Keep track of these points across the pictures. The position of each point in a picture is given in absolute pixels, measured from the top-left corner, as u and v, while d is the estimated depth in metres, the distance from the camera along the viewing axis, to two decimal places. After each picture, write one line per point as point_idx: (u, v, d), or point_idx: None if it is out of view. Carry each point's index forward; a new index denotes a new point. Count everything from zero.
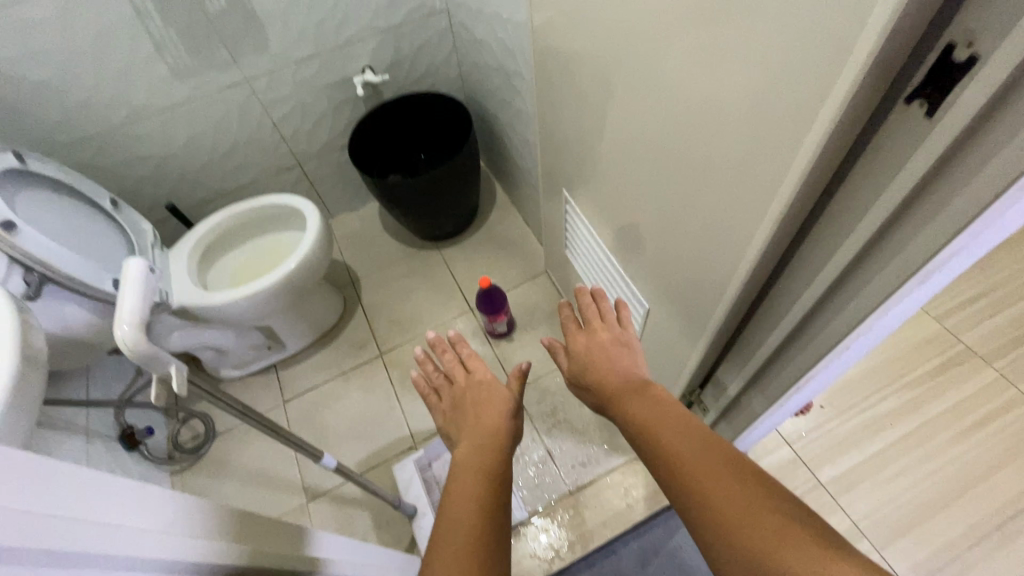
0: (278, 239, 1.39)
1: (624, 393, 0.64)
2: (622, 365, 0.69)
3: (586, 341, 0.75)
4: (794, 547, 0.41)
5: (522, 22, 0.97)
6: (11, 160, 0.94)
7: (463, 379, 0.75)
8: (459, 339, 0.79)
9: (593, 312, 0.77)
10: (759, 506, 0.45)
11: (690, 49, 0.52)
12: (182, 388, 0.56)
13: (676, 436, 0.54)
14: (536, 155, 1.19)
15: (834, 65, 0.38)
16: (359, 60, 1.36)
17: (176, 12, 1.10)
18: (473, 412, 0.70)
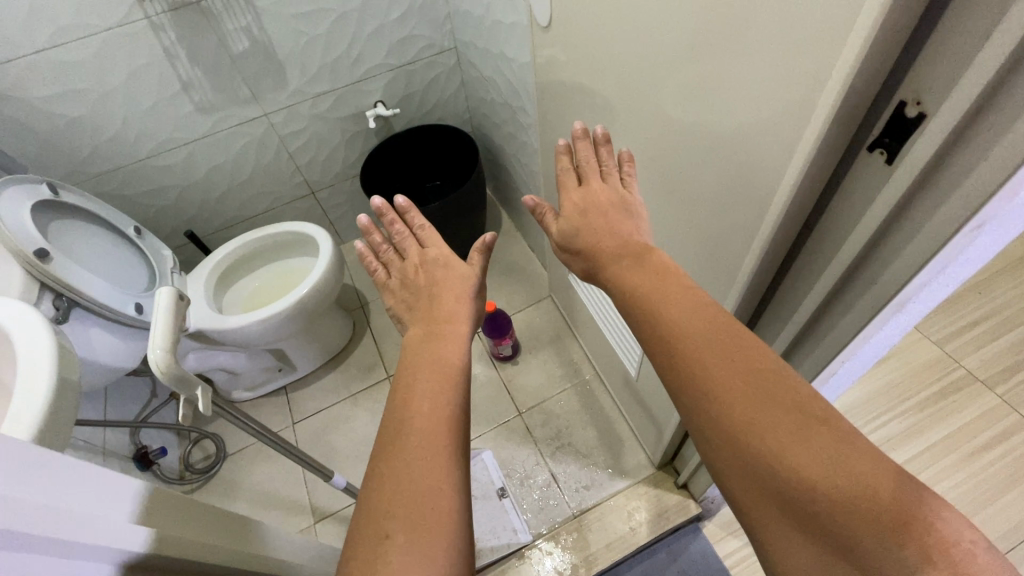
0: (291, 262, 1.44)
1: (621, 260, 0.58)
2: (622, 230, 0.61)
3: (582, 199, 0.64)
4: (811, 449, 0.39)
5: (526, 63, 1.03)
6: (44, 192, 1.01)
7: (417, 257, 0.71)
8: (410, 207, 0.74)
9: (592, 166, 0.66)
10: (780, 410, 0.42)
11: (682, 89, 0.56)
12: (205, 408, 0.60)
13: (682, 316, 0.50)
14: (540, 185, 1.24)
15: (805, 115, 0.42)
16: (372, 95, 1.43)
17: (203, 53, 1.18)
18: (429, 296, 0.67)
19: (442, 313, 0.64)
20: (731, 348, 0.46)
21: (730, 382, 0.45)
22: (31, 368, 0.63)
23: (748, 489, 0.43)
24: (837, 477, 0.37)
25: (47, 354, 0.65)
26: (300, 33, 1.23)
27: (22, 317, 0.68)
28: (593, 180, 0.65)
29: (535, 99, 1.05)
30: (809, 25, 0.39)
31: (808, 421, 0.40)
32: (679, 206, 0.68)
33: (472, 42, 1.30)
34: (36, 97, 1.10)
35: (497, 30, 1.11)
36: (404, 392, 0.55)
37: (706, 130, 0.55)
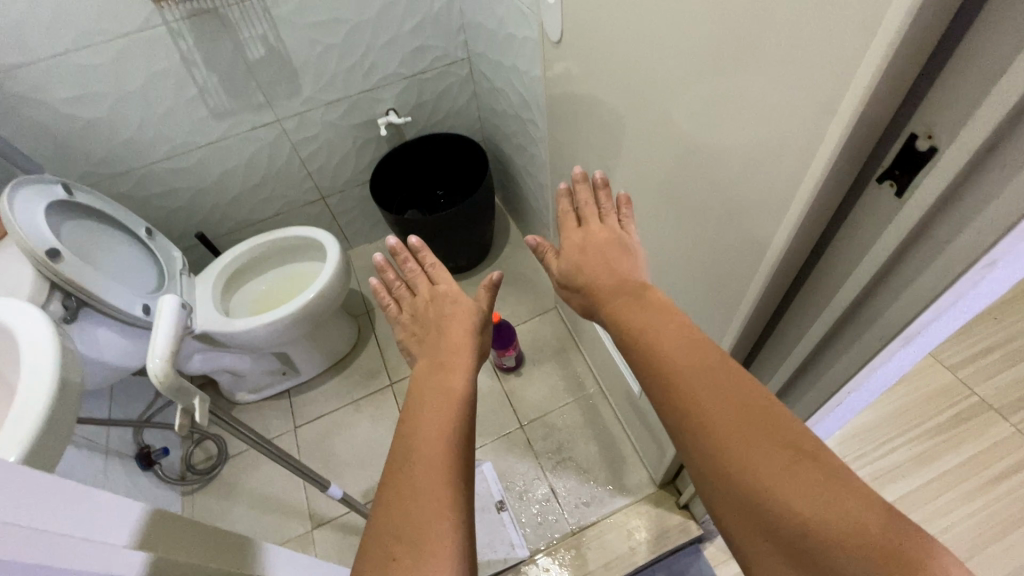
0: (299, 267, 1.45)
1: (618, 298, 0.60)
2: (621, 268, 0.64)
3: (581, 239, 0.69)
4: (799, 484, 0.40)
5: (537, 77, 1.03)
6: (59, 192, 1.03)
7: (427, 292, 0.75)
8: (422, 247, 0.79)
9: (591, 208, 0.70)
10: (770, 446, 0.42)
11: (691, 108, 0.56)
12: (202, 419, 0.59)
13: (675, 349, 0.51)
14: (550, 198, 1.24)
15: (815, 140, 0.42)
16: (385, 103, 1.44)
17: (219, 59, 1.19)
18: (436, 327, 0.70)
19: (447, 339, 0.67)
20: (721, 381, 0.47)
21: (723, 423, 0.45)
22: (32, 372, 0.63)
23: (746, 533, 0.43)
24: (825, 513, 0.38)
25: (51, 358, 0.65)
26: (315, 41, 1.25)
27: (27, 318, 0.69)
28: (592, 221, 0.69)
29: (546, 112, 1.05)
30: (821, 50, 0.39)
31: (799, 460, 0.41)
32: (686, 226, 0.67)
33: (485, 54, 1.30)
34: (55, 99, 1.12)
35: (510, 44, 1.11)
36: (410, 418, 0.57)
37: (718, 149, 0.55)
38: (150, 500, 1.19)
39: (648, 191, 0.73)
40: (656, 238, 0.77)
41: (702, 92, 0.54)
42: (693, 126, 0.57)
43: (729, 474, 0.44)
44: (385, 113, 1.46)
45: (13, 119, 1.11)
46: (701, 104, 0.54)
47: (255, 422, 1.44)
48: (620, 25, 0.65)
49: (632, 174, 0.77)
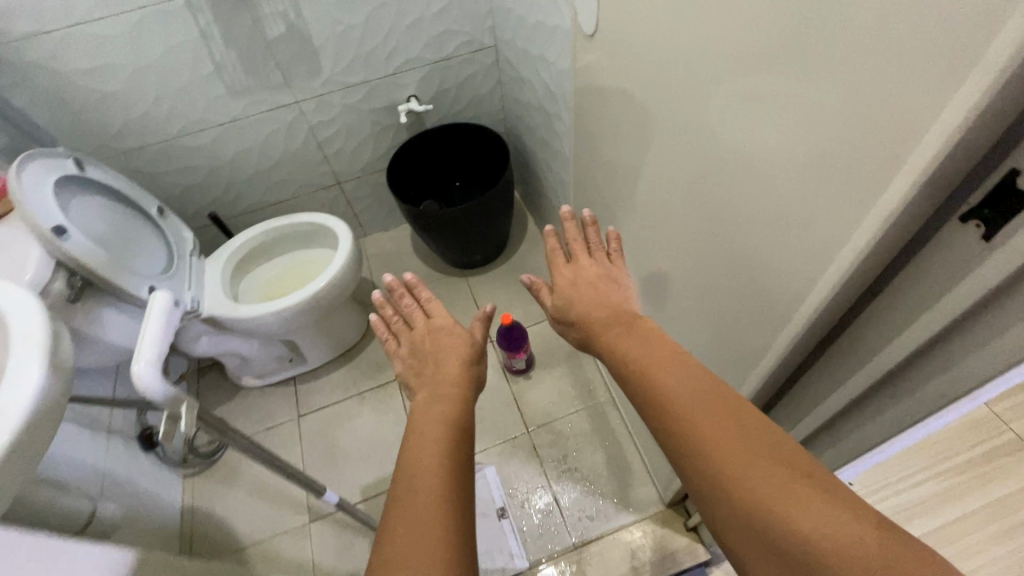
0: (310, 255, 1.42)
1: (611, 329, 0.62)
2: (611, 300, 0.66)
3: (571, 275, 0.71)
4: (799, 503, 0.39)
5: (566, 70, 0.97)
6: (69, 167, 1.01)
7: (425, 326, 0.79)
8: (417, 283, 0.84)
9: (579, 245, 0.73)
10: (766, 467, 0.41)
11: (738, 116, 0.51)
12: (188, 428, 0.56)
13: (668, 375, 0.51)
14: (572, 197, 1.18)
15: (895, 161, 0.36)
16: (405, 89, 1.39)
17: (237, 36, 1.15)
18: (435, 359, 0.73)
19: (446, 370, 0.71)
20: (710, 404, 0.47)
21: (721, 448, 0.44)
22: (19, 367, 0.60)
23: (754, 558, 0.40)
24: (828, 530, 0.36)
25: (41, 353, 0.62)
26: (337, 21, 1.20)
27: (24, 309, 0.66)
28: (581, 258, 0.72)
29: (573, 107, 0.99)
30: (917, 54, 0.32)
31: (793, 474, 0.40)
32: (720, 243, 0.62)
33: (512, 42, 1.24)
34: (70, 70, 1.09)
35: (539, 33, 1.05)
36: (414, 444, 0.58)
37: (764, 162, 0.49)
38: (150, 482, 1.19)
39: (681, 203, 0.68)
40: (686, 253, 0.72)
41: (754, 98, 0.48)
42: (738, 135, 0.52)
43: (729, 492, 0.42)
44: (406, 99, 1.41)
45: (27, 90, 1.09)
46: (752, 112, 0.49)
47: (260, 407, 1.43)
48: (661, 20, 0.59)
49: (663, 182, 0.71)
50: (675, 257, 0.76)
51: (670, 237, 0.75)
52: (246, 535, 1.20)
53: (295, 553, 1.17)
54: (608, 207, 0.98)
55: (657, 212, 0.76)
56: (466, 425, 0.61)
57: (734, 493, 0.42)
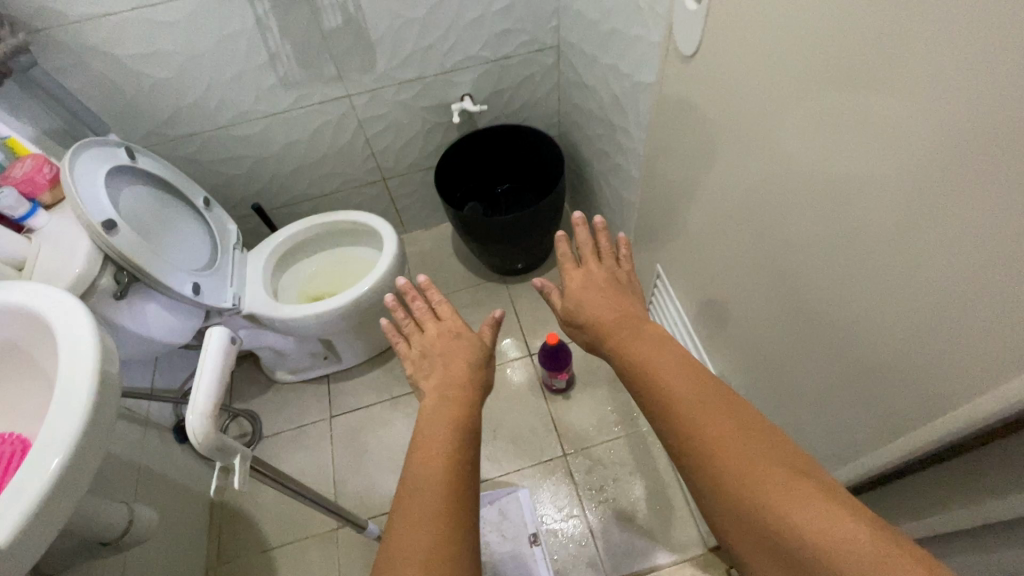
0: (353, 252, 1.39)
1: (619, 333, 0.69)
2: (620, 306, 0.73)
3: (582, 278, 0.79)
4: (793, 496, 0.43)
5: (642, 84, 0.90)
6: (122, 157, 0.99)
7: (434, 330, 0.86)
8: (428, 287, 0.91)
9: (588, 249, 0.82)
10: (761, 458, 0.46)
11: (904, 180, 0.44)
12: (240, 483, 0.59)
13: (671, 377, 0.57)
14: (634, 216, 1.11)
15: None
16: (460, 87, 1.33)
17: (294, 26, 1.11)
18: (445, 360, 0.80)
19: (453, 371, 0.77)
20: (711, 403, 0.52)
21: (720, 440, 0.49)
22: (63, 402, 0.58)
23: (756, 554, 0.44)
24: (813, 519, 0.41)
25: (87, 386, 0.60)
26: (398, 14, 1.14)
27: (76, 330, 0.63)
28: (590, 262, 0.81)
29: (648, 124, 0.91)
30: None
31: (797, 477, 0.44)
32: (848, 303, 0.54)
33: (578, 45, 1.17)
34: (126, 55, 1.06)
35: (614, 41, 0.97)
36: (421, 438, 0.65)
37: (963, 229, 0.41)
38: (184, 475, 1.18)
39: (793, 249, 0.60)
40: (787, 302, 0.65)
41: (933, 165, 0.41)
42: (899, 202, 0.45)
43: (733, 488, 0.46)
44: (459, 98, 1.35)
45: (81, 74, 1.06)
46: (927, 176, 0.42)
47: (292, 403, 1.41)
48: (801, 48, 0.51)
49: (768, 223, 0.64)
50: (767, 303, 0.69)
51: (766, 282, 0.68)
52: (275, 536, 1.19)
53: (322, 560, 1.16)
54: (675, 234, 0.91)
55: (751, 253, 0.69)
56: (468, 423, 0.67)
57: (739, 487, 0.46)
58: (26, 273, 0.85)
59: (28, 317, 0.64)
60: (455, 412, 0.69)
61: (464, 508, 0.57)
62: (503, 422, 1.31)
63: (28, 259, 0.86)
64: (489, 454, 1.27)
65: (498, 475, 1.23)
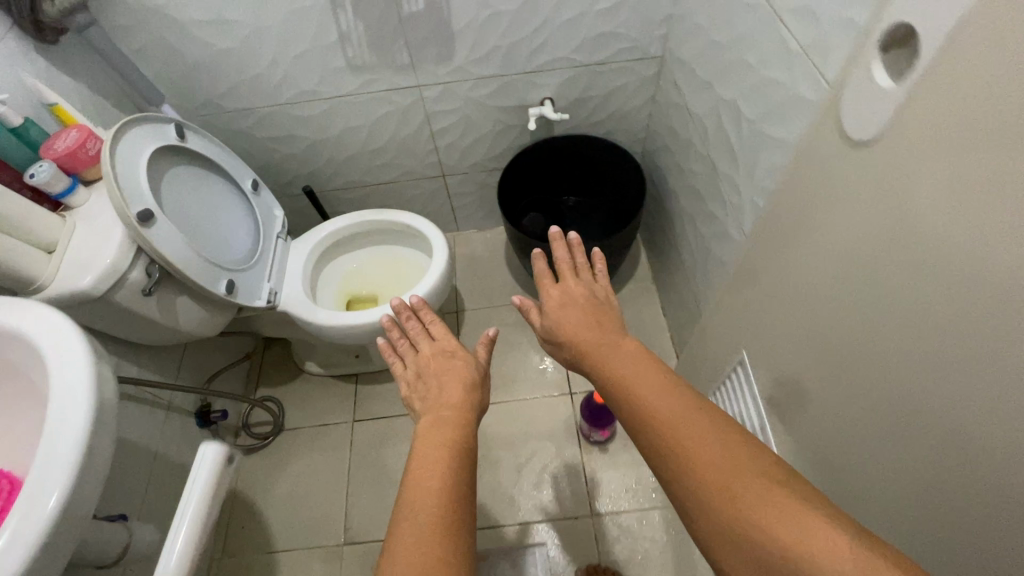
0: (399, 252, 1.30)
1: (600, 351, 0.66)
2: (598, 320, 0.71)
3: (561, 295, 0.76)
4: (782, 514, 0.43)
5: (767, 138, 0.73)
6: (171, 135, 0.91)
7: (430, 350, 0.81)
8: (422, 305, 0.87)
9: (565, 264, 0.80)
10: (745, 474, 0.47)
11: None
12: None
13: (660, 403, 0.56)
14: (721, 277, 0.96)
15: None
16: (542, 90, 1.18)
17: (370, 7, 0.99)
18: (438, 382, 0.74)
19: (444, 383, 0.74)
20: (693, 425, 0.53)
21: (709, 469, 0.49)
22: (48, 456, 0.52)
23: None
24: (799, 531, 0.42)
25: (69, 458, 0.52)
26: (484, 4, 1.00)
27: (74, 381, 0.56)
28: (568, 278, 0.78)
29: (766, 188, 0.75)
30: None
31: (775, 485, 0.45)
32: (993, 496, 0.40)
33: (689, 64, 0.99)
34: (189, 20, 0.98)
35: (740, 78, 0.80)
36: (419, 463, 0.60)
37: None
38: None
39: (889, 341, 0.49)
40: (869, 402, 0.53)
41: None
42: None
43: (730, 514, 0.45)
44: (539, 101, 1.20)
45: (141, 35, 0.99)
46: None
47: (316, 396, 1.36)
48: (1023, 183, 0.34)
49: (870, 316, 0.51)
50: (865, 464, 0.55)
51: (852, 383, 0.55)
52: (280, 539, 1.17)
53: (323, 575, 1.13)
54: (762, 324, 0.77)
55: (838, 338, 0.57)
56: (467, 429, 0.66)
57: (735, 513, 0.45)
58: (55, 258, 0.79)
59: (25, 343, 0.59)
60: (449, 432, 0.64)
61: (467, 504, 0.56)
62: (529, 464, 1.22)
63: (61, 242, 0.80)
64: (510, 496, 1.19)
65: (515, 523, 1.15)
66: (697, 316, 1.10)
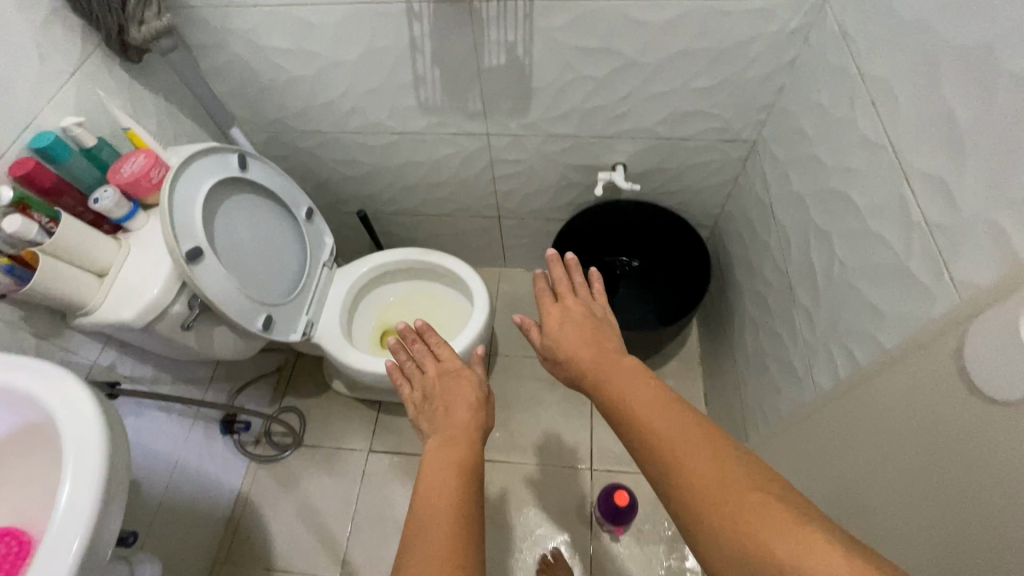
0: (442, 290, 1.26)
1: (594, 370, 0.63)
2: (595, 341, 0.67)
3: (559, 315, 0.72)
4: (772, 520, 0.41)
5: (864, 297, 0.64)
6: (233, 167, 0.92)
7: (435, 371, 0.77)
8: (428, 328, 0.82)
9: (564, 285, 0.76)
10: (735, 480, 0.45)
11: None
12: None
13: (655, 416, 0.53)
14: (776, 407, 0.86)
15: None
16: (616, 154, 1.10)
17: (450, 56, 0.94)
18: (443, 404, 0.70)
19: (449, 396, 0.71)
20: (689, 436, 0.50)
21: (703, 487, 0.46)
22: (53, 541, 0.51)
23: None
24: (785, 535, 0.40)
25: (78, 546, 0.51)
26: (570, 67, 0.93)
27: (82, 460, 0.55)
28: (567, 297, 0.75)
29: (848, 348, 0.66)
30: None
31: (769, 495, 0.44)
32: None
33: (784, 165, 0.89)
34: (268, 47, 0.96)
35: (842, 212, 0.70)
36: (421, 478, 0.57)
37: None
38: (217, 466, 1.20)
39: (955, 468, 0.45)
40: (941, 535, 0.46)
41: None
42: None
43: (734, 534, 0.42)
44: (611, 164, 1.12)
45: (222, 54, 0.98)
46: None
47: (339, 416, 1.37)
48: None
49: (959, 455, 0.44)
50: None
51: (914, 520, 0.49)
52: (282, 558, 1.20)
53: None
54: (817, 492, 0.68)
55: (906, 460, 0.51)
56: (474, 438, 0.64)
57: (742, 543, 0.41)
58: (105, 286, 0.79)
59: (47, 413, 0.59)
60: (453, 449, 0.61)
61: (471, 499, 0.55)
62: (533, 536, 1.19)
63: (112, 268, 0.81)
64: (509, 566, 1.16)
65: None
66: (739, 430, 1.02)
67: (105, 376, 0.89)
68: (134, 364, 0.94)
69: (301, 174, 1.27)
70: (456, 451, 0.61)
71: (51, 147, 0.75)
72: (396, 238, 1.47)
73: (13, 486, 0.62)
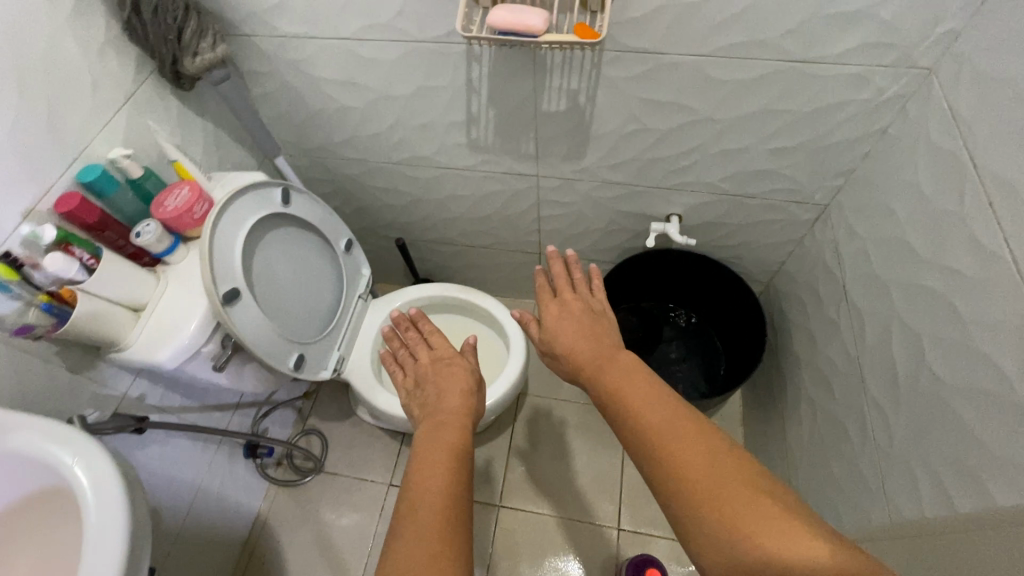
0: (478, 328, 1.21)
1: (593, 367, 0.62)
2: (592, 336, 0.66)
3: (557, 309, 0.71)
4: (768, 523, 0.43)
5: (963, 422, 0.56)
6: (276, 202, 0.89)
7: (428, 359, 0.73)
8: (423, 318, 0.79)
9: (562, 278, 0.75)
10: (728, 479, 0.47)
11: None
12: None
13: (653, 413, 0.53)
14: (837, 506, 0.79)
15: None
16: (672, 206, 1.03)
17: (507, 100, 0.89)
18: (436, 391, 0.67)
19: (442, 382, 0.68)
20: (685, 434, 0.51)
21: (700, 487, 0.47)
22: None
23: None
24: (779, 540, 0.42)
25: None
26: (634, 119, 0.87)
27: (103, 536, 0.52)
28: (564, 291, 0.73)
29: (937, 475, 0.59)
30: None
31: (760, 494, 0.45)
32: None
33: (864, 241, 0.81)
34: (319, 78, 0.93)
35: (939, 317, 0.62)
36: (414, 468, 0.55)
37: None
38: (239, 490, 1.18)
39: None
40: None
41: None
42: None
43: (723, 528, 0.44)
44: (665, 215, 1.06)
45: (272, 82, 0.96)
46: None
47: (362, 444, 1.34)
48: None
49: None
50: None
51: None
52: None
53: None
54: None
55: None
56: (467, 422, 0.62)
57: (743, 545, 0.43)
58: (140, 322, 0.77)
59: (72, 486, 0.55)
60: (447, 434, 0.59)
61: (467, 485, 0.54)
62: None
63: (148, 304, 0.78)
64: None
65: None
66: None
67: (135, 408, 0.88)
68: (164, 394, 0.93)
69: (342, 198, 1.24)
70: (449, 435, 0.59)
71: (99, 180, 0.74)
72: (431, 264, 1.43)
73: (32, 545, 0.61)
